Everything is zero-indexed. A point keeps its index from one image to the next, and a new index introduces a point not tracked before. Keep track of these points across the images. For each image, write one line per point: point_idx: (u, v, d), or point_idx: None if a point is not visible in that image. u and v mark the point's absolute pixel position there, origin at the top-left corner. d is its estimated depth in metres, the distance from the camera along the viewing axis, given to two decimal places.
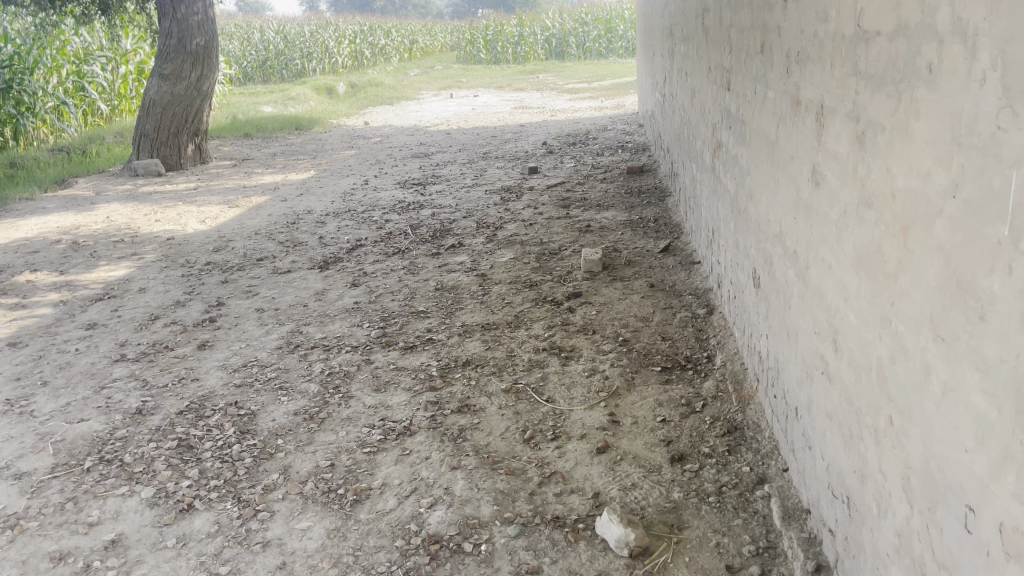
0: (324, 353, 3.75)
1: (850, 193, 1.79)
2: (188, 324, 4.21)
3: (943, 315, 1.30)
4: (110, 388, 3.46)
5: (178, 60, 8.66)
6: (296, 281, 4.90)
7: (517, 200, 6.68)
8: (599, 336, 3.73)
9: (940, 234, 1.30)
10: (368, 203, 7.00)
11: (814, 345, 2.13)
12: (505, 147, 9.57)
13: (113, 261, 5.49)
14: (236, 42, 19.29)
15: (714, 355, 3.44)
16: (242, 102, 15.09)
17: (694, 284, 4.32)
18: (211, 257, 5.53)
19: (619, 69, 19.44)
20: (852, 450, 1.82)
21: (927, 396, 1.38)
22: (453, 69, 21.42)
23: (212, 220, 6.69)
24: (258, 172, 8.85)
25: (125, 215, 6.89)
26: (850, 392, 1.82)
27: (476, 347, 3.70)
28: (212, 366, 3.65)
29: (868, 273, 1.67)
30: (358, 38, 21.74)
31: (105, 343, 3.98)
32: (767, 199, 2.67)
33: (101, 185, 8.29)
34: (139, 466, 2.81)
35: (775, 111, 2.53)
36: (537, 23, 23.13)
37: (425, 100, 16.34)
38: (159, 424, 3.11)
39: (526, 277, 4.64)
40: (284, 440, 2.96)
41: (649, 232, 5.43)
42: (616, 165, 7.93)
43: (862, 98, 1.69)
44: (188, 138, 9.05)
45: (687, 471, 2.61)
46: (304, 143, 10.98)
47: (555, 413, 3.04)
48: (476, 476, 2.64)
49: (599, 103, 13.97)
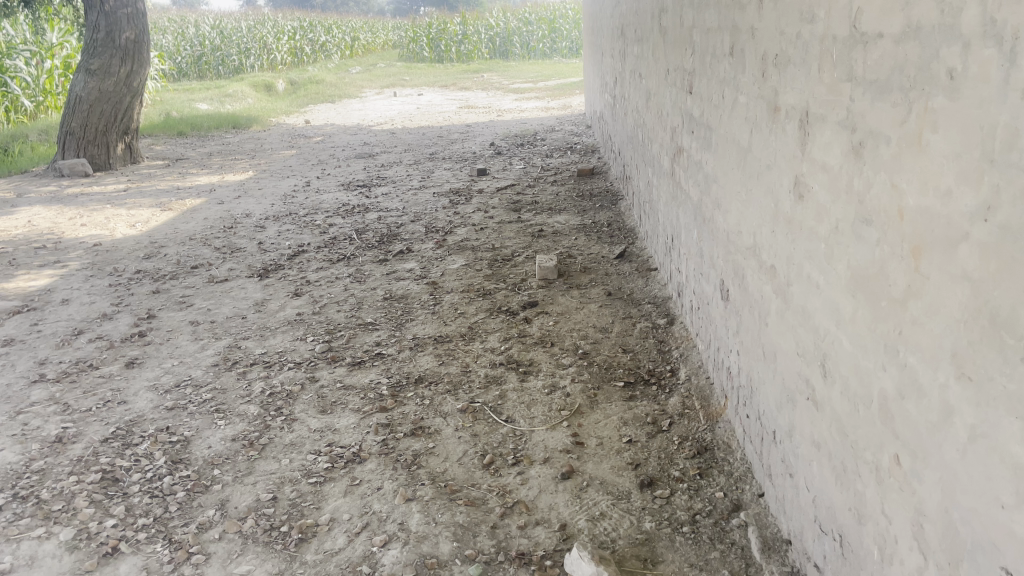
0: (264, 371, 3.50)
1: (843, 208, 1.65)
2: (115, 339, 3.91)
3: (970, 351, 1.16)
4: (27, 413, 3.15)
5: (105, 55, 8.22)
6: (233, 290, 4.63)
7: (466, 202, 6.49)
8: (557, 349, 3.57)
9: (966, 260, 1.16)
10: (310, 206, 6.73)
11: (796, 367, 2.00)
12: (451, 148, 9.36)
13: (34, 270, 5.13)
14: (169, 37, 18.65)
15: (677, 369, 3.31)
16: (177, 99, 14.54)
17: (652, 291, 4.19)
18: (141, 265, 5.21)
19: (564, 70, 19.32)
20: (846, 485, 1.69)
21: (947, 439, 1.24)
22: (397, 67, 21.08)
23: (143, 224, 6.34)
24: (192, 173, 8.48)
25: (48, 220, 6.48)
26: (844, 423, 1.68)
27: (428, 361, 3.50)
28: (141, 387, 3.37)
29: (867, 296, 1.54)
30: (298, 35, 21.24)
31: (22, 362, 3.66)
32: (737, 209, 2.54)
33: (22, 187, 7.82)
34: (57, 504, 2.54)
35: (747, 116, 2.40)
36: (480, 20, 22.89)
37: (368, 99, 15.99)
38: (82, 454, 2.83)
39: (479, 285, 4.46)
40: (221, 470, 2.72)
41: (602, 237, 5.30)
42: (566, 167, 7.81)
43: (858, 105, 1.55)
44: (117, 137, 8.61)
45: (657, 497, 2.46)
46: (241, 142, 10.58)
47: (515, 435, 2.86)
48: (432, 508, 2.44)
49: (545, 103, 13.84)
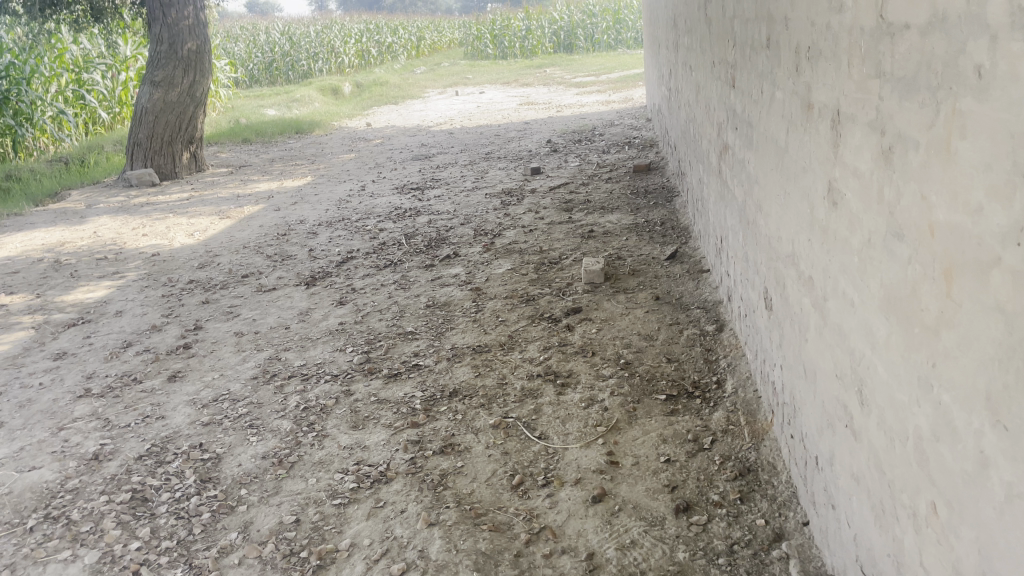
0: (301, 384, 3.47)
1: (875, 219, 1.47)
2: (161, 352, 3.95)
3: (1004, 395, 0.99)
4: (69, 429, 3.19)
5: (169, 66, 8.41)
6: (280, 299, 4.63)
7: (517, 203, 6.39)
8: (598, 359, 3.42)
9: (997, 290, 0.99)
10: (363, 211, 6.73)
11: (835, 391, 1.82)
12: (508, 147, 9.26)
13: (94, 281, 5.25)
14: (241, 44, 19.10)
15: (724, 380, 3.12)
16: (247, 106, 14.85)
17: (702, 295, 4.00)
18: (195, 274, 5.28)
19: (628, 61, 18.98)
20: (885, 527, 1.51)
21: (983, 493, 1.07)
22: (460, 66, 21.10)
23: (201, 232, 6.44)
24: (253, 179, 8.61)
25: (112, 230, 6.65)
26: (881, 458, 1.50)
27: (465, 373, 3.41)
28: (180, 401, 3.38)
29: (899, 319, 1.36)
30: (363, 38, 21.46)
31: (71, 376, 3.73)
32: (777, 213, 2.36)
33: (93, 198, 8.07)
34: (86, 525, 2.54)
35: (784, 114, 2.21)
36: (544, 15, 22.73)
37: (431, 98, 16.04)
38: (115, 472, 2.84)
39: (523, 290, 4.34)
40: (248, 490, 2.69)
41: (654, 236, 5.12)
42: (622, 163, 7.61)
43: (887, 106, 1.38)
44: (182, 146, 8.80)
45: (693, 525, 2.30)
46: (303, 147, 10.71)
47: (547, 453, 2.74)
48: (455, 534, 2.34)
49: (607, 97, 13.60)
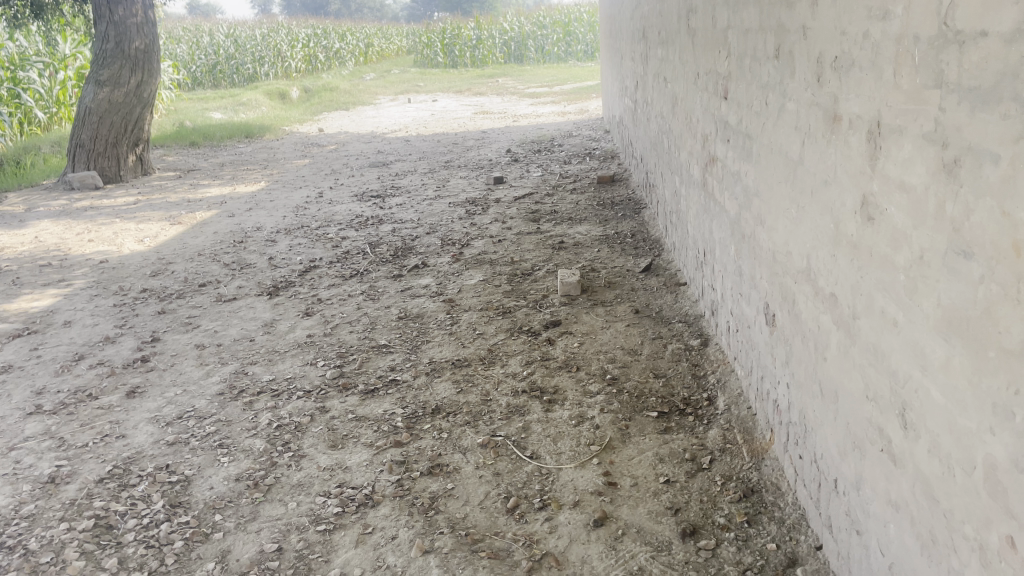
0: (273, 400, 3.28)
1: (930, 235, 1.41)
2: (117, 365, 3.72)
3: None
4: (19, 450, 2.96)
5: (115, 65, 8.05)
6: (242, 310, 4.43)
7: (483, 213, 6.27)
8: (583, 374, 3.33)
9: None
10: (323, 218, 6.53)
11: (865, 413, 1.75)
12: (467, 155, 9.14)
13: (38, 289, 4.95)
14: (184, 45, 18.57)
15: (715, 397, 3.06)
16: (192, 108, 14.41)
17: (683, 308, 3.95)
18: (148, 283, 5.02)
19: (580, 74, 19.06)
20: (936, 558, 1.44)
21: None
22: (411, 73, 20.90)
23: (151, 238, 6.16)
24: (203, 184, 8.31)
25: (55, 235, 6.32)
26: (932, 486, 1.44)
27: (446, 389, 3.27)
28: (141, 419, 3.17)
29: (963, 340, 1.30)
30: (311, 42, 21.10)
31: (18, 392, 3.47)
32: (786, 227, 2.30)
33: (32, 201, 7.68)
34: (45, 555, 2.33)
35: (797, 125, 2.16)
36: (495, 25, 22.70)
37: (382, 105, 15.84)
38: (75, 496, 2.62)
39: (498, 302, 4.23)
40: (223, 516, 2.51)
41: (626, 248, 5.07)
42: (585, 174, 7.56)
43: (951, 117, 1.31)
44: (128, 149, 8.45)
45: (701, 550, 2.21)
46: (254, 151, 10.41)
47: (540, 475, 2.63)
48: (452, 562, 2.21)
49: (562, 108, 13.60)
